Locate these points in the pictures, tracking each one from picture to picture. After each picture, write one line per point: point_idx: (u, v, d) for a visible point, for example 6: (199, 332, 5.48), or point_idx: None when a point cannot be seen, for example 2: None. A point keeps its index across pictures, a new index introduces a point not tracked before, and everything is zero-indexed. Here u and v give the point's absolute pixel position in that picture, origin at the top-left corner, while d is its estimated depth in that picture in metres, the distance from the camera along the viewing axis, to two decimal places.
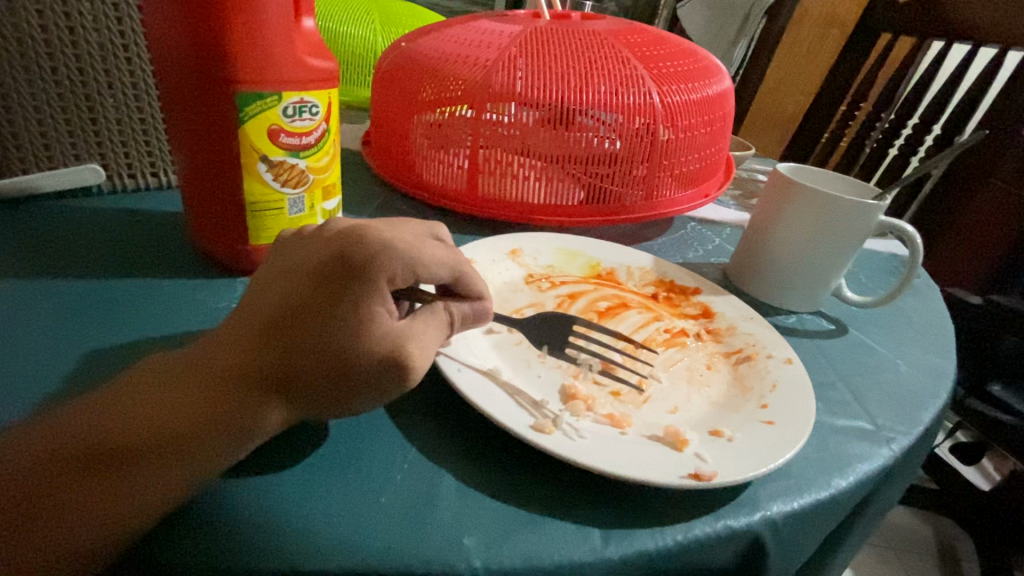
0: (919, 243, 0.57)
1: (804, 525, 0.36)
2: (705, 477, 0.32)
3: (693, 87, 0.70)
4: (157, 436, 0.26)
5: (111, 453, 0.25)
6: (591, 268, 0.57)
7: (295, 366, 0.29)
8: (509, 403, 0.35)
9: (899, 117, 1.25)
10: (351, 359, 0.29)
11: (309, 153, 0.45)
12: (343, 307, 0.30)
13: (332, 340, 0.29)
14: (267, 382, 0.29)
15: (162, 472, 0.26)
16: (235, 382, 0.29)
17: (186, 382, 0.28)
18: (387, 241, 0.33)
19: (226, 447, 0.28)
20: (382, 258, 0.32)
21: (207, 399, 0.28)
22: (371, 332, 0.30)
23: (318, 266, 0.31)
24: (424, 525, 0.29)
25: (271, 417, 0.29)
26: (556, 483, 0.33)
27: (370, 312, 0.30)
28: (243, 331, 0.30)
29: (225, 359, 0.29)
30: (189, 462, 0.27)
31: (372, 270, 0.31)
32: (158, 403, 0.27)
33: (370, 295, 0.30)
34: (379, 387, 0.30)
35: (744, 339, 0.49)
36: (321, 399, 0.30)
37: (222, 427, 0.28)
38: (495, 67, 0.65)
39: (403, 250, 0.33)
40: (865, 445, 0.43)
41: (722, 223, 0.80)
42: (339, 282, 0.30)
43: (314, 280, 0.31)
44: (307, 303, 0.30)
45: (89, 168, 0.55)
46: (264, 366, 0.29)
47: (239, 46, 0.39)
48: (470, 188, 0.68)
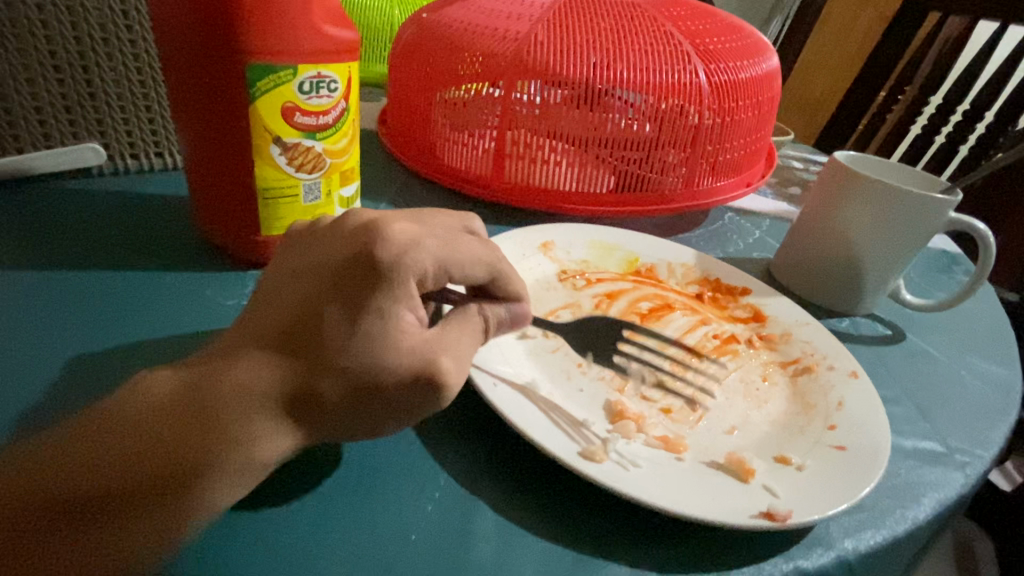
0: (992, 243, 0.52)
1: (880, 563, 0.32)
2: (779, 517, 0.28)
3: (740, 66, 0.64)
4: (151, 471, 0.23)
5: (99, 490, 0.22)
6: (629, 264, 0.52)
7: (313, 382, 0.25)
8: (552, 424, 0.32)
9: (945, 103, 1.17)
10: (378, 374, 0.25)
11: (326, 134, 0.40)
12: (368, 314, 0.26)
13: (355, 352, 0.25)
14: (281, 402, 0.25)
15: (156, 513, 0.23)
16: (241, 403, 0.24)
17: (181, 404, 0.24)
18: (415, 234, 0.29)
19: (233, 480, 0.24)
20: (411, 256, 0.28)
21: (207, 426, 0.24)
22: (399, 343, 0.26)
23: (338, 267, 0.27)
24: (462, 567, 0.26)
25: (286, 441, 0.25)
26: (605, 516, 0.29)
27: (397, 320, 0.26)
28: (253, 342, 0.26)
29: (230, 376, 0.25)
30: (186, 503, 0.23)
31: (400, 271, 0.27)
32: (148, 432, 0.24)
33: (396, 301, 0.26)
34: (411, 407, 0.27)
35: (801, 347, 0.44)
36: (345, 420, 0.26)
37: (224, 456, 0.24)
38: (526, 41, 0.59)
39: (433, 244, 0.29)
40: (939, 470, 0.38)
41: (761, 213, 0.75)
42: (362, 285, 0.26)
43: (333, 283, 0.27)
44: (326, 311, 0.26)
45: (88, 146, 0.50)
46: (275, 383, 0.25)
47: (252, 14, 0.34)
48: (496, 172, 0.63)
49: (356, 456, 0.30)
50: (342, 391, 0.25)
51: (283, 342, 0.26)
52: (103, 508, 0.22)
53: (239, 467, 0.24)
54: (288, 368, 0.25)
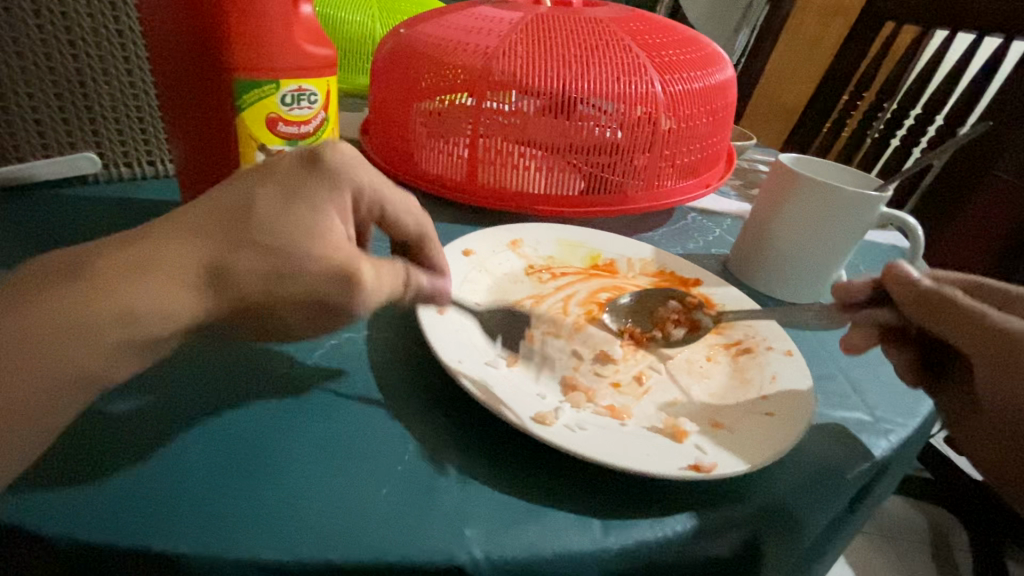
0: (920, 234, 0.57)
1: (807, 514, 0.36)
2: (705, 468, 0.33)
3: (695, 76, 0.69)
4: (55, 313, 0.26)
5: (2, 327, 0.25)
6: (591, 260, 0.57)
7: (226, 257, 0.29)
8: (512, 396, 0.36)
9: (900, 108, 1.24)
10: (296, 257, 0.30)
11: (307, 142, 0.44)
12: (297, 204, 0.31)
13: (278, 232, 0.30)
14: (188, 267, 0.29)
15: (57, 358, 0.26)
16: (155, 266, 0.28)
17: (84, 261, 0.28)
18: (359, 160, 0.36)
19: (135, 336, 0.27)
20: (350, 172, 0.35)
21: (99, 280, 0.27)
22: (320, 236, 0.31)
23: (279, 165, 0.33)
24: (428, 514, 0.30)
25: (188, 302, 0.29)
26: (558, 475, 0.33)
27: (323, 216, 0.32)
28: (182, 221, 0.30)
29: (140, 242, 0.29)
30: (58, 352, 0.26)
31: (340, 177, 0.34)
32: (42, 282, 0.27)
33: (330, 203, 0.33)
34: (321, 302, 0.31)
35: (744, 331, 0.49)
36: (251, 295, 0.30)
37: (109, 304, 0.27)
38: (495, 54, 0.64)
39: (373, 174, 0.37)
40: (865, 437, 0.42)
41: (723, 213, 0.80)
42: (299, 181, 0.33)
43: (273, 176, 0.32)
44: (260, 194, 0.31)
45: (84, 156, 0.54)
46: (188, 251, 0.29)
47: (238, 37, 0.39)
48: (471, 177, 0.67)
49: (337, 428, 0.34)
50: (257, 266, 0.30)
51: (204, 220, 0.30)
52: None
53: (138, 323, 0.27)
54: (208, 241, 0.29)
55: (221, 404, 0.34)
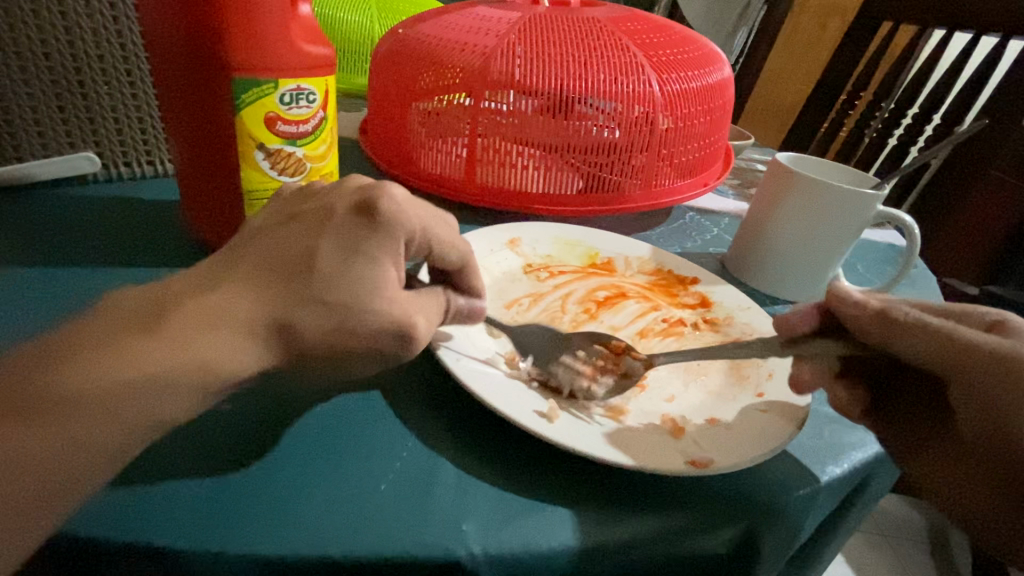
0: (916, 233, 0.57)
1: (803, 509, 0.36)
2: (701, 464, 0.33)
3: (692, 75, 0.69)
4: (128, 374, 0.25)
5: (70, 391, 0.24)
6: (590, 258, 0.57)
7: (292, 316, 0.29)
8: (510, 392, 0.36)
9: (897, 107, 1.24)
10: (361, 318, 0.30)
11: (305, 141, 0.44)
12: (361, 260, 0.31)
13: (342, 292, 0.30)
14: (258, 325, 0.28)
15: (125, 417, 0.25)
16: (222, 323, 0.28)
17: (151, 316, 0.27)
18: (411, 200, 0.34)
19: (201, 393, 0.27)
20: (406, 217, 0.33)
21: (172, 340, 0.26)
22: (382, 293, 0.31)
23: (336, 211, 0.32)
24: (425, 510, 0.30)
25: (259, 361, 0.28)
26: (554, 471, 0.33)
27: (384, 271, 0.31)
28: (244, 274, 0.29)
29: (209, 296, 0.28)
30: (136, 415, 0.25)
31: (398, 226, 0.32)
32: (107, 340, 0.26)
33: (388, 256, 0.32)
34: (375, 351, 0.32)
35: (741, 329, 0.49)
36: (315, 350, 0.30)
37: (185, 368, 0.26)
38: (493, 54, 0.64)
39: (422, 213, 0.34)
40: (860, 432, 0.42)
41: (720, 212, 0.81)
42: (358, 233, 0.31)
43: (332, 226, 0.31)
44: (323, 247, 0.30)
45: (83, 156, 0.54)
46: (255, 306, 0.28)
47: (237, 36, 0.39)
48: (469, 176, 0.67)
49: (336, 424, 0.34)
50: (321, 325, 0.29)
51: (268, 274, 0.30)
52: (50, 412, 0.24)
53: (207, 381, 0.27)
54: (275, 297, 0.29)
55: (222, 404, 0.34)
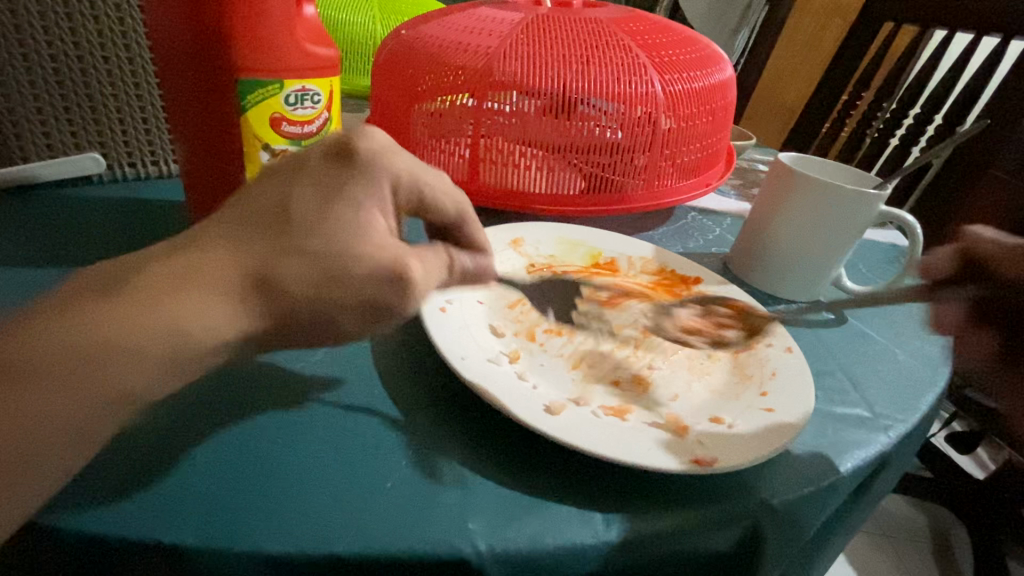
0: (919, 232, 0.57)
1: (805, 508, 0.37)
2: (705, 463, 0.33)
3: (694, 76, 0.70)
4: (113, 331, 0.26)
5: (57, 351, 0.25)
6: (592, 258, 0.57)
7: (273, 265, 0.29)
8: (515, 391, 0.36)
9: (898, 107, 1.24)
10: (347, 261, 0.30)
11: (310, 142, 0.45)
12: (340, 204, 0.31)
13: (323, 235, 0.30)
14: (238, 279, 0.28)
15: (108, 376, 0.26)
16: (202, 278, 0.28)
17: (126, 280, 0.27)
18: (393, 146, 0.36)
19: (185, 348, 0.27)
20: (384, 159, 0.34)
21: (144, 299, 0.27)
22: (366, 235, 0.31)
23: (311, 162, 0.33)
24: (430, 508, 0.30)
25: (241, 317, 0.28)
26: (559, 470, 0.34)
27: (366, 214, 0.31)
28: (225, 230, 0.30)
29: (189, 255, 0.29)
30: (105, 381, 0.25)
31: (372, 166, 0.34)
32: (94, 299, 0.27)
33: (367, 196, 0.32)
34: (371, 303, 0.31)
35: (745, 329, 0.49)
36: (302, 302, 0.29)
37: (157, 324, 0.26)
38: (495, 55, 0.64)
39: (406, 159, 0.37)
40: (864, 432, 0.42)
41: (722, 212, 0.81)
42: (334, 177, 0.32)
43: (308, 175, 0.32)
44: (299, 195, 0.31)
45: (89, 156, 0.54)
46: (235, 260, 0.29)
47: (242, 37, 0.39)
48: (471, 176, 0.67)
49: (337, 422, 0.34)
50: (306, 272, 0.29)
51: (248, 228, 0.30)
52: (20, 381, 0.24)
53: (189, 335, 0.27)
54: (255, 248, 0.29)
55: (229, 403, 0.34)
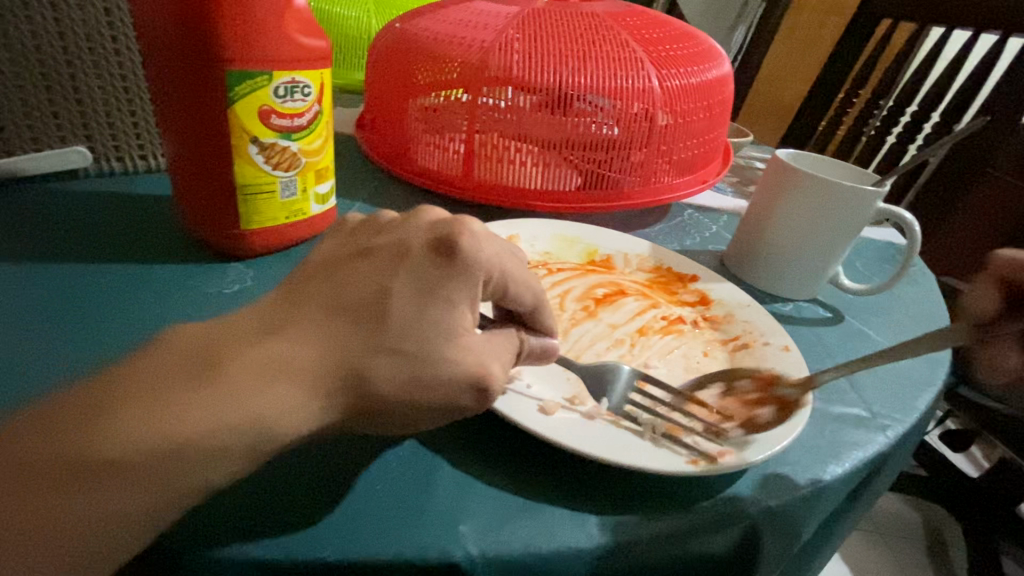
0: (917, 230, 0.57)
1: (803, 510, 0.36)
2: (702, 463, 0.32)
3: (692, 71, 0.69)
4: (190, 427, 0.24)
5: (130, 444, 0.23)
6: (588, 255, 0.56)
7: (363, 365, 0.28)
8: (509, 390, 0.35)
9: (896, 105, 1.24)
10: (436, 368, 0.29)
11: (300, 135, 0.44)
12: (436, 305, 0.30)
13: (415, 340, 0.29)
14: (323, 374, 0.27)
15: (181, 474, 0.24)
16: (284, 373, 0.27)
17: (212, 368, 0.26)
18: (488, 236, 0.33)
19: (260, 448, 0.26)
20: (484, 255, 0.32)
21: (230, 393, 0.25)
22: (456, 339, 0.30)
23: (414, 251, 0.31)
24: (422, 512, 0.29)
25: (319, 415, 0.27)
26: (556, 472, 0.33)
27: (460, 316, 0.30)
28: (311, 318, 0.28)
29: (273, 344, 0.27)
30: (178, 480, 0.24)
31: (476, 267, 0.31)
32: (174, 384, 0.25)
33: (464, 298, 0.30)
34: (450, 406, 0.30)
35: (742, 326, 0.48)
36: (383, 404, 0.28)
37: (238, 422, 0.25)
38: (491, 49, 0.63)
39: (499, 251, 0.34)
40: (861, 432, 0.42)
41: (719, 209, 0.80)
42: (433, 274, 0.30)
43: (406, 268, 0.30)
44: (397, 290, 0.29)
45: (75, 150, 0.53)
46: (323, 355, 0.27)
47: (228, 27, 0.38)
48: (466, 172, 0.66)
49: None
50: (394, 377, 0.28)
51: (338, 320, 0.29)
52: (98, 474, 0.23)
53: (268, 435, 0.26)
54: (345, 346, 0.28)
55: None
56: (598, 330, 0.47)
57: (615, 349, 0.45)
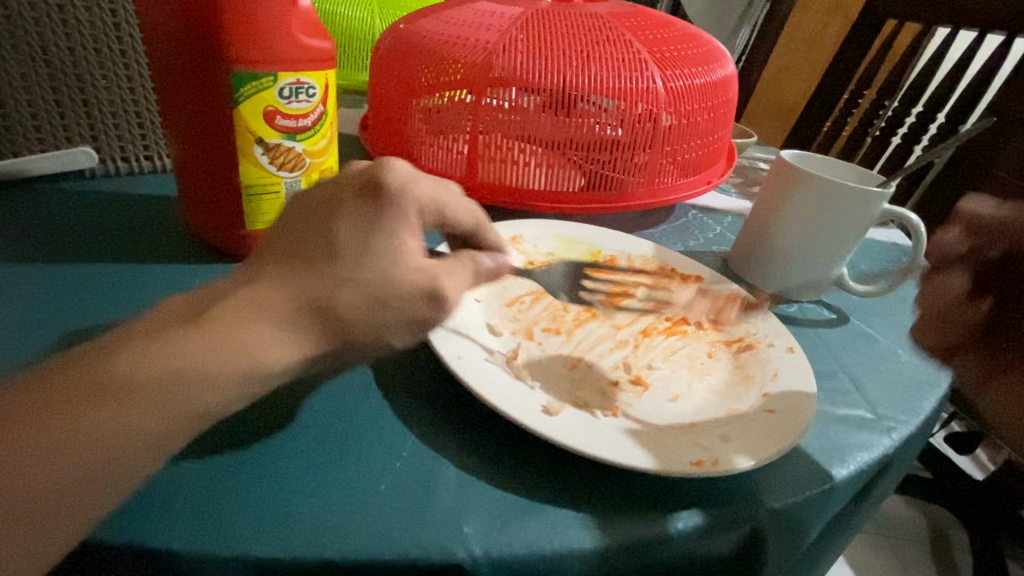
0: (923, 232, 0.57)
1: (807, 512, 0.36)
2: (706, 465, 0.32)
3: (696, 72, 0.69)
4: (173, 365, 0.25)
5: (121, 380, 0.24)
6: (592, 255, 0.56)
7: (327, 297, 0.28)
8: (512, 390, 0.35)
9: (901, 105, 1.23)
10: (391, 288, 0.29)
11: (305, 136, 0.44)
12: (377, 235, 0.30)
13: (369, 267, 0.29)
14: (292, 307, 0.27)
15: (176, 407, 0.25)
16: (254, 310, 0.27)
17: (182, 319, 0.27)
18: (414, 173, 0.34)
19: (246, 380, 0.26)
20: (412, 189, 0.32)
21: (213, 331, 0.26)
22: (405, 261, 0.30)
23: (346, 196, 0.31)
24: (425, 511, 0.29)
25: (296, 346, 0.27)
26: (560, 473, 0.33)
27: (401, 242, 0.30)
28: (268, 266, 0.29)
29: (243, 288, 0.28)
30: (174, 413, 0.25)
31: (404, 199, 0.31)
32: (157, 331, 0.26)
33: (402, 225, 0.31)
34: (410, 319, 0.31)
35: (746, 328, 0.48)
36: (352, 329, 0.29)
37: (227, 357, 0.26)
38: (495, 50, 0.63)
39: (428, 183, 0.35)
40: (866, 434, 0.42)
41: (723, 210, 0.80)
42: (370, 211, 0.30)
43: (344, 210, 0.31)
44: (338, 233, 0.30)
45: (81, 150, 0.53)
46: (286, 292, 0.28)
47: (234, 29, 0.38)
48: (469, 172, 0.66)
49: (332, 422, 0.34)
50: (355, 302, 0.29)
51: (291, 265, 0.29)
52: (89, 412, 0.23)
53: (254, 366, 0.26)
54: (302, 283, 0.28)
55: None
56: (601, 331, 0.47)
57: (625, 349, 0.45)
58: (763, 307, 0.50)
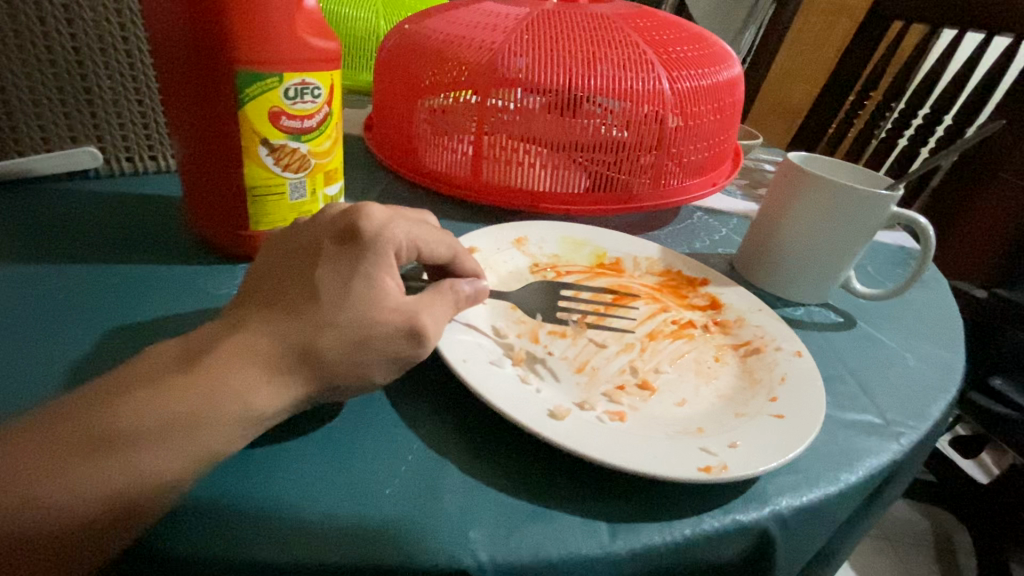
0: (931, 235, 0.56)
1: (816, 517, 0.36)
2: (715, 470, 0.32)
3: (702, 73, 0.68)
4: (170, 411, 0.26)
5: (122, 428, 0.25)
6: (597, 258, 0.56)
7: (311, 338, 0.29)
8: (516, 394, 0.35)
9: (908, 107, 1.22)
10: (371, 327, 0.30)
11: (310, 137, 0.44)
12: (356, 279, 0.31)
13: (349, 310, 0.30)
14: (280, 351, 0.28)
15: (176, 451, 0.25)
16: (243, 356, 0.28)
17: (178, 366, 0.27)
18: (390, 215, 0.34)
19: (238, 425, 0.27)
20: (389, 230, 0.33)
21: (206, 378, 0.27)
22: (385, 302, 0.31)
23: (325, 242, 0.32)
24: (431, 516, 0.29)
25: (286, 388, 0.28)
26: (566, 478, 0.33)
27: (380, 283, 0.31)
28: (256, 313, 0.30)
29: (234, 334, 0.29)
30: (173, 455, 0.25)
31: (379, 241, 0.32)
32: (154, 377, 0.27)
33: (380, 267, 0.31)
34: (394, 359, 0.31)
35: (753, 331, 0.48)
36: (337, 371, 0.29)
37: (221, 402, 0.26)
38: (500, 50, 0.63)
39: (405, 226, 0.35)
40: (875, 440, 0.41)
41: (728, 213, 0.79)
42: (348, 254, 0.31)
43: (324, 256, 0.31)
44: (320, 277, 0.31)
45: (86, 151, 0.53)
46: (273, 336, 0.29)
47: (238, 29, 0.38)
48: (473, 173, 0.66)
49: (336, 426, 0.34)
50: (337, 346, 0.29)
51: (277, 311, 0.30)
52: (92, 459, 0.24)
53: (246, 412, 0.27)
54: (285, 328, 0.29)
55: None
56: (607, 333, 0.47)
57: (632, 352, 0.45)
58: (768, 312, 0.50)
